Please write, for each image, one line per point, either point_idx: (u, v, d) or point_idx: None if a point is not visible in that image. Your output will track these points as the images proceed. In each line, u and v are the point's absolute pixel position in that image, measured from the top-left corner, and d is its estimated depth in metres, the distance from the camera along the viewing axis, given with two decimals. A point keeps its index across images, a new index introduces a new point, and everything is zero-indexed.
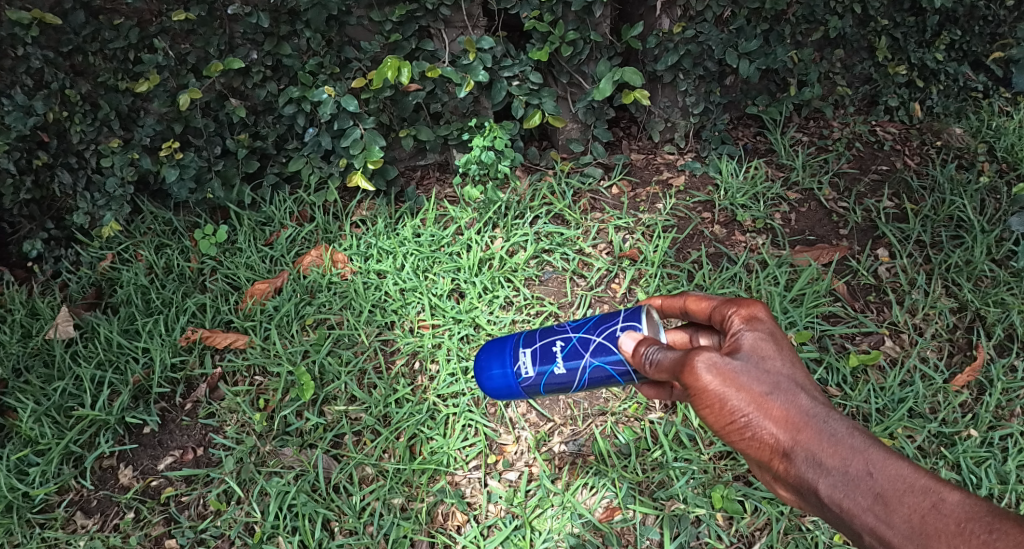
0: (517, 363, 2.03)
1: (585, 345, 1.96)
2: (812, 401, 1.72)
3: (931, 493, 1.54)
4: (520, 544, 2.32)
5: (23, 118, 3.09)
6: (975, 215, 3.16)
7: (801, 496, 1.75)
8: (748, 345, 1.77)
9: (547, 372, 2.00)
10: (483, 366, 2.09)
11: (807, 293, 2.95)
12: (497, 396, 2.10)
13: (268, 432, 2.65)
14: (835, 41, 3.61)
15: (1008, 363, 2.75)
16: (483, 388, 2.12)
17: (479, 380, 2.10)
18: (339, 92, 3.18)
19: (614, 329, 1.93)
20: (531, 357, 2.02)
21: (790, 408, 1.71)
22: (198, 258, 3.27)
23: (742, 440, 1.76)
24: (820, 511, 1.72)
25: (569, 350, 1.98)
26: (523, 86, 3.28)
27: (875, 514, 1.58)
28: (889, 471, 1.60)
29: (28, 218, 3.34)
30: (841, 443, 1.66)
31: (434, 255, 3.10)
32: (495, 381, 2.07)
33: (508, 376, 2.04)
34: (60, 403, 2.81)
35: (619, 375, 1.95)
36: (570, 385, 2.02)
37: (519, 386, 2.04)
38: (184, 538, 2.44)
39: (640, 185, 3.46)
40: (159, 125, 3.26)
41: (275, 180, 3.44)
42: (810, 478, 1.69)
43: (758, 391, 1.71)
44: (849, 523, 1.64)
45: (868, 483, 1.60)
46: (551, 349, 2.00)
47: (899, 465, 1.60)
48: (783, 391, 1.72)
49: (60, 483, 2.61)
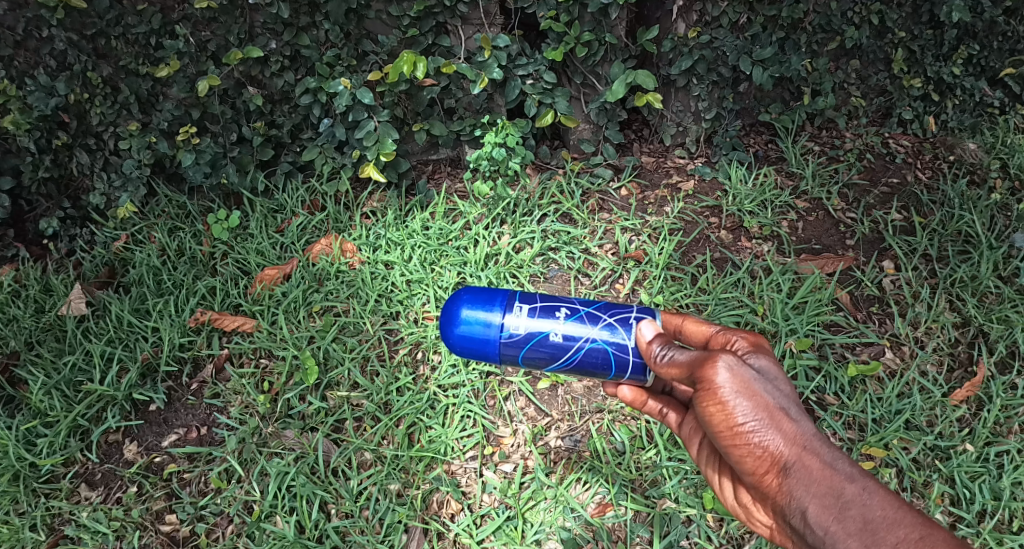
0: (509, 315, 1.99)
1: (594, 319, 1.99)
2: (814, 427, 1.87)
3: (916, 526, 1.69)
4: (512, 535, 2.36)
5: (45, 98, 3.14)
6: (983, 231, 3.15)
7: (789, 515, 1.88)
8: (758, 364, 1.91)
9: (542, 330, 1.98)
10: (467, 308, 2.01)
11: (809, 300, 2.97)
12: (467, 349, 2.03)
13: (271, 414, 2.71)
14: (851, 52, 3.64)
15: (1009, 381, 2.75)
16: (453, 338, 2.04)
17: (457, 322, 2.02)
18: (356, 84, 3.19)
19: (628, 317, 1.99)
20: (530, 310, 1.99)
21: (795, 427, 1.85)
22: (209, 243, 3.32)
23: (741, 449, 1.87)
24: (804, 533, 1.85)
25: (574, 318, 1.99)
26: (536, 85, 3.31)
27: (863, 538, 1.73)
28: (881, 502, 1.75)
29: (45, 197, 3.40)
30: (839, 470, 1.81)
31: (441, 248, 3.13)
32: (477, 327, 2.00)
33: (496, 322, 1.99)
34: (70, 377, 2.87)
35: (615, 360, 1.98)
36: (556, 357, 2.00)
37: (501, 337, 1.99)
38: (184, 513, 2.50)
39: (649, 188, 3.48)
40: (177, 110, 3.32)
41: (289, 168, 3.49)
42: (803, 497, 1.82)
43: (768, 403, 1.83)
44: (832, 545, 1.78)
45: (860, 509, 1.76)
46: (555, 311, 2.00)
47: (890, 500, 1.76)
48: (790, 412, 1.85)
49: (67, 455, 2.67)
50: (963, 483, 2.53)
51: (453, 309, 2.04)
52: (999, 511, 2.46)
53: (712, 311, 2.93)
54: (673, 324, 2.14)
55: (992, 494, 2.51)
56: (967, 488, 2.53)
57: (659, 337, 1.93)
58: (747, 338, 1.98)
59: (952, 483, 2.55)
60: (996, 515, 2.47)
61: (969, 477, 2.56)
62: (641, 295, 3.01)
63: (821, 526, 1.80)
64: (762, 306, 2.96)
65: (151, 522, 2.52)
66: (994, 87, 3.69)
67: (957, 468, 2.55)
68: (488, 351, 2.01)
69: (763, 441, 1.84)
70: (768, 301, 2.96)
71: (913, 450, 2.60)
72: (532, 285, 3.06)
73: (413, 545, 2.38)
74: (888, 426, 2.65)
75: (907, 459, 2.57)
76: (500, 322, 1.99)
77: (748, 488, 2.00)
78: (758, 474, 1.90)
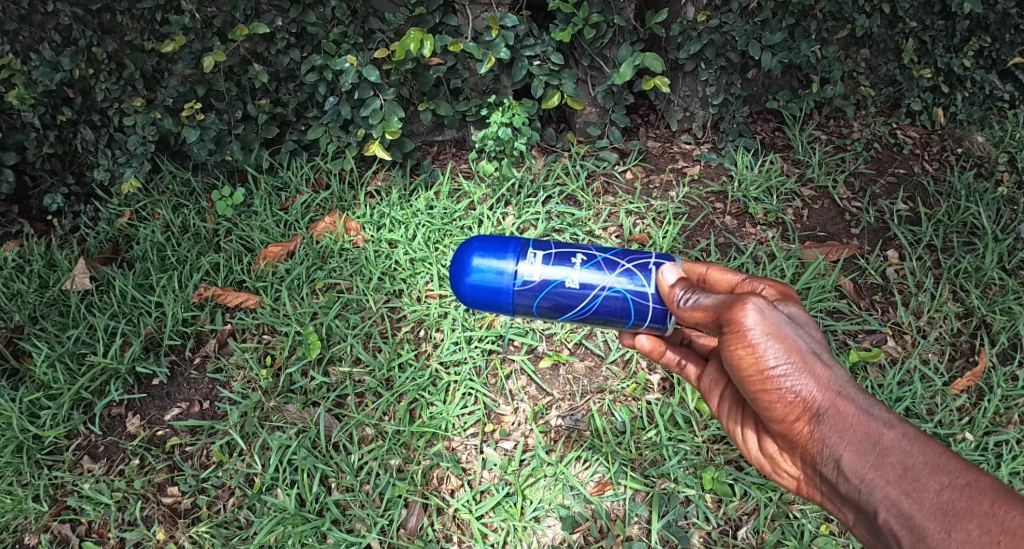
0: (522, 262, 1.99)
1: (611, 265, 1.99)
2: (848, 375, 1.87)
3: (958, 471, 1.65)
4: (512, 511, 2.38)
5: (50, 73, 3.15)
6: (989, 223, 3.13)
7: (824, 464, 1.87)
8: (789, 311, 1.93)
9: (557, 277, 1.98)
10: (478, 256, 2.01)
11: (813, 287, 2.95)
12: (478, 299, 2.03)
13: (273, 389, 2.71)
14: (861, 41, 3.59)
15: (1010, 372, 2.75)
16: (464, 288, 2.03)
17: (469, 271, 2.01)
18: (361, 61, 3.18)
19: (647, 262, 2.00)
20: (545, 256, 2.00)
21: (828, 373, 1.86)
22: (213, 219, 3.32)
23: (773, 396, 1.89)
24: (841, 481, 1.83)
25: (590, 265, 1.99)
26: (543, 66, 3.29)
27: (901, 484, 1.70)
28: (920, 448, 1.72)
29: (50, 172, 3.40)
30: (875, 417, 1.80)
31: (445, 228, 3.14)
32: (489, 275, 2.00)
33: (510, 269, 1.99)
34: (73, 349, 2.88)
35: (632, 307, 1.99)
36: (571, 305, 2.00)
37: (514, 284, 1.99)
38: (186, 485, 2.52)
39: (654, 171, 3.47)
40: (182, 86, 3.31)
41: (294, 146, 3.49)
42: (839, 445, 1.82)
43: (799, 348, 1.85)
44: (870, 493, 1.75)
45: (899, 455, 1.73)
46: (570, 258, 2.00)
47: (929, 446, 1.73)
48: (821, 357, 1.87)
49: (69, 427, 2.69)
50: None
51: (464, 258, 2.03)
52: None
53: None
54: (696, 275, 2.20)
55: None
56: None
57: (681, 282, 1.94)
58: (775, 287, 2.05)
59: None
60: None
61: None
62: None
63: (858, 474, 1.78)
64: None
65: (153, 494, 2.53)
66: (1004, 80, 3.65)
67: None
68: (501, 300, 2.01)
69: (794, 387, 1.86)
70: None
71: None
72: None
73: (413, 520, 2.40)
74: None
75: None
76: (514, 270, 1.99)
77: (781, 438, 2.00)
78: (789, 422, 1.92)
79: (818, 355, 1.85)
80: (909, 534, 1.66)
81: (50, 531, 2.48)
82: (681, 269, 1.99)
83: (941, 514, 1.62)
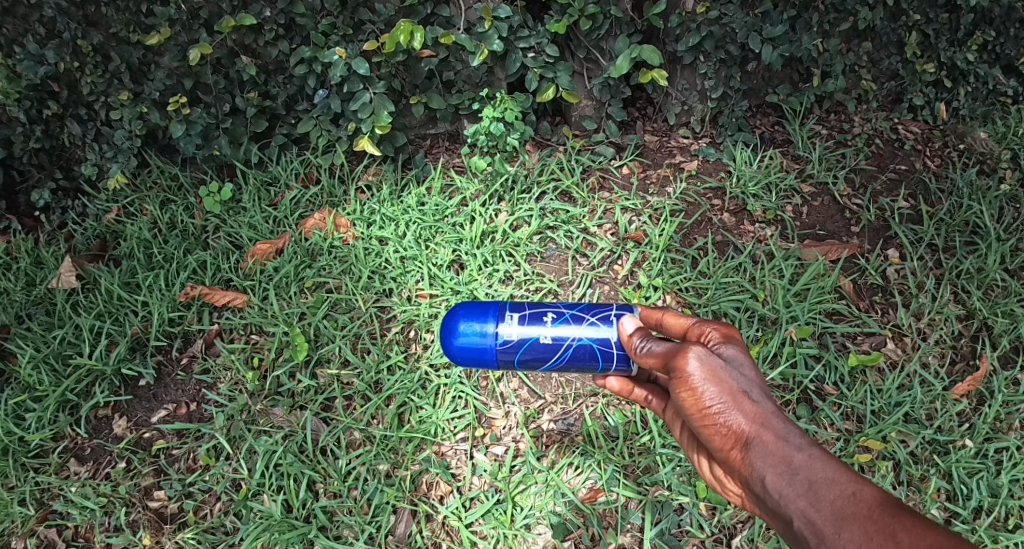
0: (499, 324, 2.03)
1: (578, 319, 2.02)
2: (776, 405, 1.84)
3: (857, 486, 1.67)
4: (502, 519, 2.34)
5: (35, 67, 3.08)
6: (992, 222, 3.06)
7: (749, 486, 1.86)
8: (728, 352, 1.89)
9: (532, 335, 2.02)
10: (463, 321, 2.05)
11: (812, 288, 2.89)
12: (466, 359, 2.06)
13: (260, 391, 2.66)
14: (863, 34, 3.49)
15: (1011, 376, 2.69)
16: (452, 349, 2.07)
17: (455, 334, 2.06)
18: (351, 54, 3.09)
19: (609, 314, 2.03)
20: (520, 317, 2.03)
21: (755, 405, 1.81)
22: (202, 215, 3.27)
23: (709, 429, 1.86)
24: (764, 501, 1.83)
25: (560, 321, 2.03)
26: (538, 58, 3.21)
27: (808, 499, 1.72)
28: (827, 467, 1.73)
29: (37, 167, 3.33)
30: (791, 441, 1.78)
31: (436, 225, 3.07)
32: (473, 337, 2.04)
33: (490, 330, 2.03)
34: (59, 350, 2.83)
35: (600, 353, 2.01)
36: (547, 357, 2.03)
37: (496, 344, 2.02)
38: (172, 490, 2.48)
39: (651, 167, 3.40)
40: (169, 79, 3.22)
41: (284, 140, 3.41)
42: (760, 470, 1.80)
43: (729, 386, 1.81)
44: (785, 509, 1.77)
45: (807, 474, 1.73)
46: (542, 316, 2.03)
47: (837, 465, 1.74)
48: (753, 393, 1.82)
49: (55, 429, 2.64)
50: (960, 478, 2.48)
51: (451, 323, 2.08)
52: (995, 508, 2.43)
53: (712, 295, 2.88)
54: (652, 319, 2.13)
55: (989, 491, 2.46)
56: (964, 483, 2.48)
57: (640, 331, 1.96)
58: (720, 331, 1.96)
59: (949, 478, 2.50)
60: (992, 512, 2.43)
61: (967, 473, 2.51)
62: (639, 277, 2.96)
63: (776, 494, 1.78)
64: (762, 292, 2.90)
65: (139, 498, 2.49)
66: (1008, 75, 3.56)
67: (955, 462, 2.50)
68: (486, 358, 2.04)
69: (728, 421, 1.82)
70: (769, 286, 2.90)
71: (911, 443, 2.56)
72: (529, 263, 3.02)
73: (401, 526, 2.36)
74: (887, 418, 2.60)
75: (904, 453, 2.53)
76: (494, 331, 2.03)
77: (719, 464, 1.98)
78: (722, 453, 1.88)
79: (749, 392, 1.80)
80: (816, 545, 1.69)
81: (36, 535, 2.44)
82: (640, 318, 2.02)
83: (838, 523, 1.65)
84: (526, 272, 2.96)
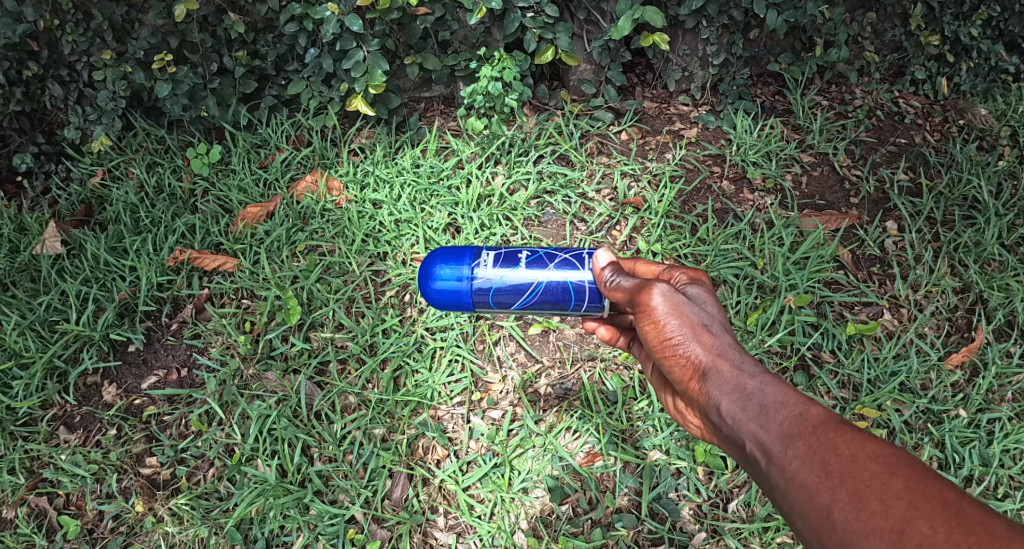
0: (476, 265, 2.07)
1: (552, 257, 2.05)
2: (735, 338, 1.79)
3: (806, 404, 1.60)
4: (499, 482, 2.32)
5: (12, 25, 2.93)
6: (990, 197, 3.01)
7: (707, 418, 1.80)
8: (693, 293, 1.88)
9: (505, 276, 2.05)
10: (441, 265, 2.09)
11: (811, 256, 2.85)
12: (444, 302, 2.10)
13: (252, 355, 2.62)
14: (868, 3, 3.39)
15: (1005, 348, 2.66)
16: (430, 293, 2.11)
17: (433, 278, 2.09)
18: (344, 10, 2.94)
19: (583, 253, 2.06)
20: (495, 259, 2.07)
21: (712, 335, 1.79)
22: (190, 179, 3.19)
23: (669, 360, 1.85)
24: (721, 432, 1.76)
25: (534, 261, 2.06)
26: (538, 19, 3.07)
27: (758, 421, 1.63)
28: (779, 390, 1.66)
29: (18, 131, 3.22)
30: (745, 368, 1.72)
31: (432, 188, 3.02)
32: (449, 280, 2.08)
33: (466, 273, 2.07)
34: (45, 317, 2.75)
35: (573, 290, 2.05)
36: (520, 296, 2.07)
37: (471, 286, 2.07)
38: (164, 456, 2.44)
39: (651, 133, 3.33)
40: (154, 38, 3.10)
41: (273, 102, 3.31)
42: (714, 397, 1.74)
43: (687, 318, 1.80)
44: (737, 435, 1.69)
45: (758, 398, 1.66)
46: (516, 257, 2.06)
47: (788, 389, 1.66)
48: (712, 326, 1.80)
49: (43, 397, 2.58)
50: (953, 447, 2.45)
51: (428, 267, 2.11)
52: (986, 477, 2.40)
53: (711, 262, 2.83)
54: (626, 266, 2.18)
55: (981, 460, 2.44)
56: (957, 452, 2.46)
57: (613, 264, 1.98)
58: (687, 273, 1.98)
59: (942, 447, 2.48)
60: (983, 482, 2.41)
61: (959, 443, 2.48)
62: (638, 243, 2.91)
63: (729, 420, 1.70)
64: (762, 260, 2.86)
65: (130, 465, 2.44)
66: (1011, 51, 3.49)
67: (949, 432, 2.48)
68: (461, 301, 2.08)
69: (687, 354, 1.80)
70: (769, 254, 2.85)
71: (905, 412, 2.53)
72: (526, 228, 2.97)
73: (397, 491, 2.34)
74: (883, 387, 2.56)
75: (899, 421, 2.50)
76: (470, 273, 2.06)
77: (684, 401, 1.93)
78: (684, 386, 1.84)
79: (707, 324, 1.79)
80: (764, 467, 1.60)
81: (27, 504, 2.39)
82: (615, 253, 2.02)
83: (785, 441, 1.57)
84: (524, 237, 2.92)
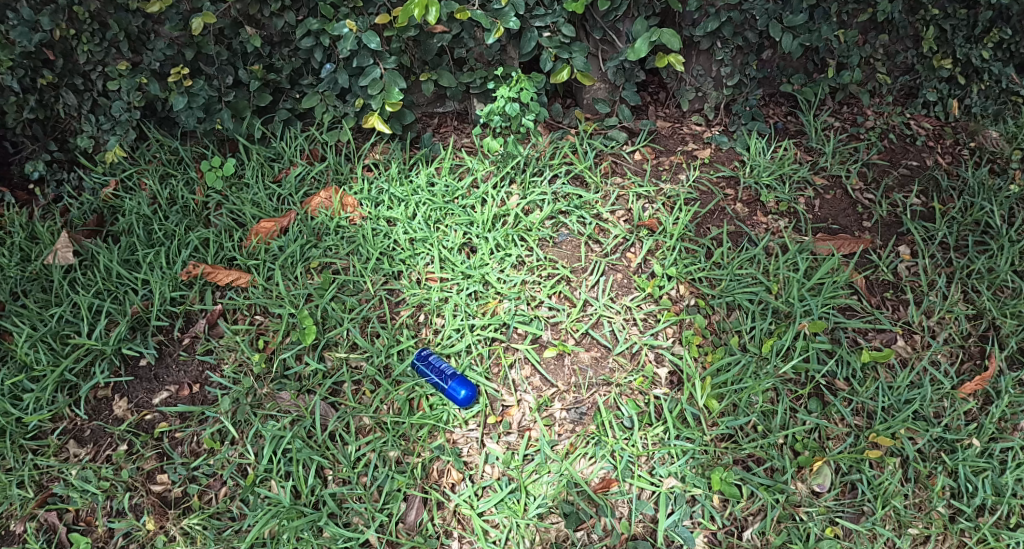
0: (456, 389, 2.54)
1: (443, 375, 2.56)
2: None
3: None
4: (515, 508, 2.31)
5: (29, 33, 2.90)
6: (1003, 223, 3.01)
7: None
8: None
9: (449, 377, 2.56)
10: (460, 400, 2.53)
11: (826, 282, 2.84)
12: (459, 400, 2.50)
13: (266, 374, 2.61)
14: (881, 26, 3.40)
15: (1018, 377, 2.64)
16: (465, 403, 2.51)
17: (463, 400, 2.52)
18: (361, 27, 2.95)
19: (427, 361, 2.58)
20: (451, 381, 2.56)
21: None
22: (203, 192, 3.19)
23: None
24: None
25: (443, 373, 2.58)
26: (554, 38, 3.08)
27: None
28: None
29: (31, 138, 3.20)
30: None
31: (447, 207, 3.04)
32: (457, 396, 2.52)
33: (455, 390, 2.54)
34: (57, 329, 2.73)
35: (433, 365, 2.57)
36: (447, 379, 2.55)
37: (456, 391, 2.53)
38: (176, 474, 2.42)
39: (664, 153, 3.34)
40: (170, 49, 3.08)
41: (287, 115, 3.31)
42: None
43: None
44: None
45: None
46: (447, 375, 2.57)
47: None
48: None
49: (54, 410, 2.56)
50: (966, 477, 2.42)
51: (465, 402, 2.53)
52: (999, 507, 2.37)
53: (726, 286, 2.82)
54: None
55: (994, 489, 2.42)
56: (970, 482, 2.43)
57: None
58: None
59: (955, 476, 2.45)
60: (997, 512, 2.38)
61: (972, 472, 2.45)
62: (653, 266, 2.92)
63: None
64: (777, 284, 2.85)
65: (141, 483, 2.42)
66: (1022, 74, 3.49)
67: (962, 461, 2.45)
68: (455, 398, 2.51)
69: None
70: (784, 278, 2.85)
71: (919, 441, 2.50)
72: (541, 249, 2.97)
73: (411, 514, 2.33)
74: (896, 415, 2.55)
75: (913, 450, 2.47)
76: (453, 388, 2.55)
77: None
78: None
79: None
80: None
81: (36, 519, 2.36)
82: None
83: None
84: (539, 258, 2.92)
